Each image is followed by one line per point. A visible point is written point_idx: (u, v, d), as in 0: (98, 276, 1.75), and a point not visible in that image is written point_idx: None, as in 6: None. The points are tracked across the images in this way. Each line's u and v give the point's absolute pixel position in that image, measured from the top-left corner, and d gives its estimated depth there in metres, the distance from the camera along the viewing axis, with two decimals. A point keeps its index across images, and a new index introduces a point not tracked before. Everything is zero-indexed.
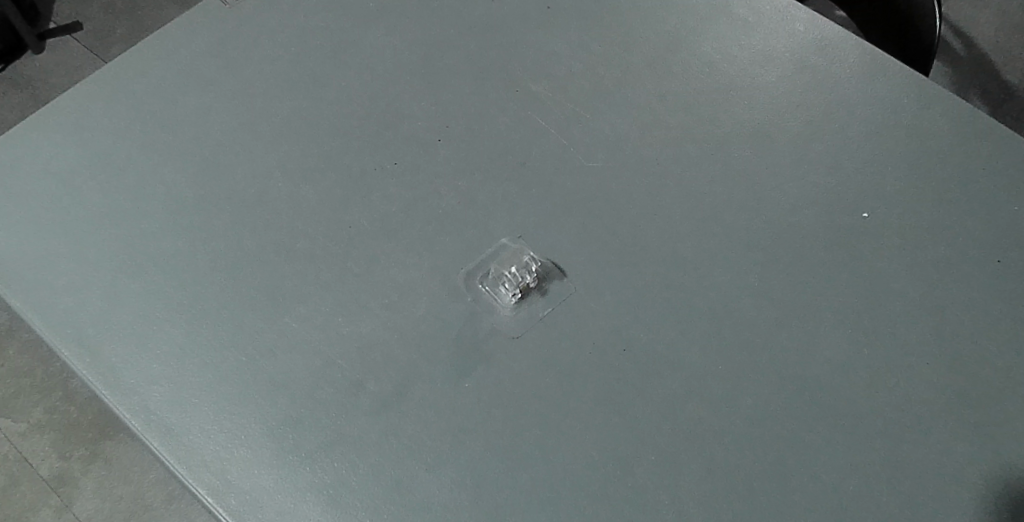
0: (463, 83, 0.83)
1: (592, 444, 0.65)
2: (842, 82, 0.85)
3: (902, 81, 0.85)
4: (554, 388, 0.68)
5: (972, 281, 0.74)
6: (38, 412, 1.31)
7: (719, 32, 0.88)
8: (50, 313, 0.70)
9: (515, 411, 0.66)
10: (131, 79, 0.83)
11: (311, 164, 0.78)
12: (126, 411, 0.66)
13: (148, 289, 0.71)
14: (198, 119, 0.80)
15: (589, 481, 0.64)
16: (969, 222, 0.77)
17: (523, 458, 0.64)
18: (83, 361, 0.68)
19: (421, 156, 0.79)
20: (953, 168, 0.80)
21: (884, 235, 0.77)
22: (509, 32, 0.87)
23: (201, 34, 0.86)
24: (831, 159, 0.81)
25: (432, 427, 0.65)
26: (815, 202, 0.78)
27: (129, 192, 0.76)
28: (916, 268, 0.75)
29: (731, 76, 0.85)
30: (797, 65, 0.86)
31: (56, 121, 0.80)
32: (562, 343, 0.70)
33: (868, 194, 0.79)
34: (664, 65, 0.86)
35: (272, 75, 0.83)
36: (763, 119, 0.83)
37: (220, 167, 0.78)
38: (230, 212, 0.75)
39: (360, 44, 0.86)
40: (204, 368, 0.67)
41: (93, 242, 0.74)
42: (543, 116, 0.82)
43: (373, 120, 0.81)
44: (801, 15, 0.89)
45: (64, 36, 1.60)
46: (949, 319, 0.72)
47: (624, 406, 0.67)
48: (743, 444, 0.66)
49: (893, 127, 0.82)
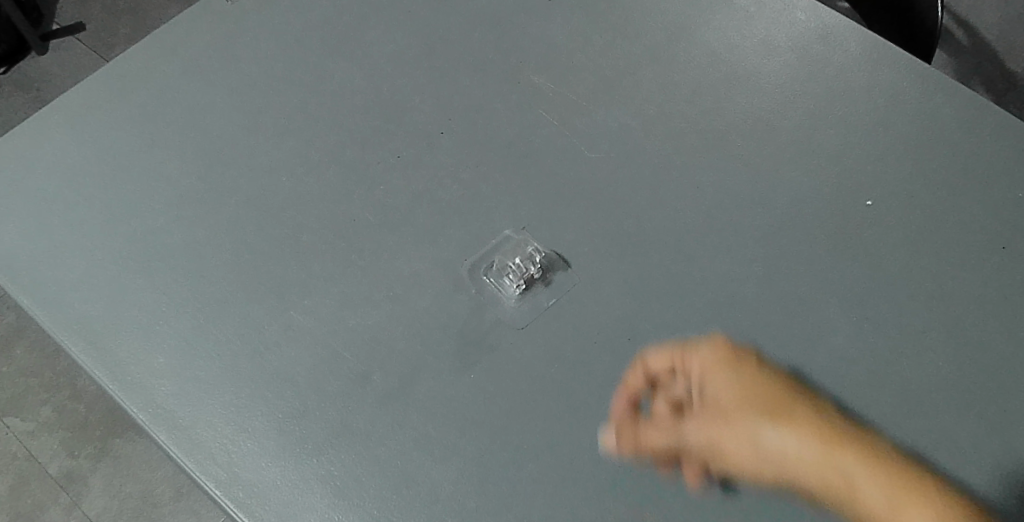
0: (465, 75, 0.83)
1: (599, 433, 0.66)
2: (844, 71, 0.84)
3: (905, 69, 0.84)
4: (558, 379, 0.68)
5: (978, 268, 0.74)
6: (47, 411, 1.32)
7: (720, 23, 0.88)
8: (57, 309, 0.71)
9: (520, 403, 0.66)
10: (136, 76, 0.83)
11: (315, 158, 0.78)
12: (133, 405, 0.66)
13: (153, 285, 0.71)
14: (203, 115, 0.81)
15: (596, 471, 0.64)
16: (974, 209, 0.77)
17: (530, 447, 0.65)
18: (89, 355, 0.68)
19: (423, 149, 0.79)
20: (957, 155, 0.80)
21: (890, 224, 0.76)
22: (511, 25, 0.87)
23: (204, 30, 0.86)
24: (834, 147, 0.81)
25: (439, 418, 0.65)
26: (819, 191, 0.78)
27: (132, 189, 0.77)
28: (921, 255, 0.75)
29: (733, 65, 0.85)
30: (799, 54, 0.86)
31: (62, 119, 0.81)
32: (566, 334, 0.70)
33: (871, 182, 0.79)
34: (666, 55, 0.86)
35: (275, 70, 0.83)
36: (765, 108, 0.83)
37: (223, 163, 0.78)
38: (234, 207, 0.75)
39: (362, 38, 0.86)
40: (210, 362, 0.68)
41: (98, 238, 0.74)
42: (546, 107, 0.82)
43: (376, 113, 0.81)
44: (802, 4, 0.89)
45: (69, 38, 1.60)
46: (955, 306, 0.72)
47: (629, 396, 0.67)
48: None
49: (896, 115, 0.82)
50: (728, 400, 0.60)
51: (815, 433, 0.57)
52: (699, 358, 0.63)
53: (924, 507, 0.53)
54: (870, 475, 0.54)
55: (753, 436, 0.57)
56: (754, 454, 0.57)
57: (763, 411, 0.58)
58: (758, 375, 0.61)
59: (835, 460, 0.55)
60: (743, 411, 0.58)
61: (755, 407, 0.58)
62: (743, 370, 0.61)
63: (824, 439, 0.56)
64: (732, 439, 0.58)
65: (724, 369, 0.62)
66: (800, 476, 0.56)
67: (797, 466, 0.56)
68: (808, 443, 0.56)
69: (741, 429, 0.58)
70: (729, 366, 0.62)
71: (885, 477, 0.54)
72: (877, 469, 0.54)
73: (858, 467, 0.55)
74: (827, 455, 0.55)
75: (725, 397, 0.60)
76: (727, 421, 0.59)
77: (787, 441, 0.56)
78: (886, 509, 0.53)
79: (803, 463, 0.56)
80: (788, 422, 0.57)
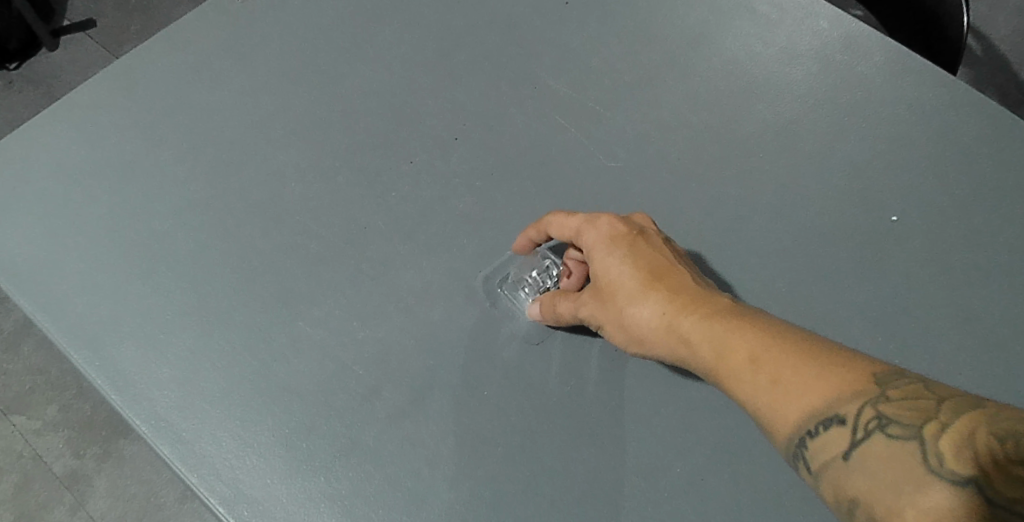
0: (479, 80, 0.82)
1: (615, 453, 0.65)
2: (870, 81, 0.82)
3: (932, 79, 0.82)
4: (572, 396, 0.66)
5: (1003, 287, 0.73)
6: (52, 410, 1.25)
7: (742, 29, 0.85)
8: (61, 316, 0.69)
9: (533, 421, 0.65)
10: (143, 76, 0.81)
11: (326, 164, 0.76)
12: (136, 417, 0.65)
13: (159, 292, 0.70)
14: (212, 117, 0.79)
15: (610, 492, 0.63)
16: (1000, 226, 0.75)
17: (545, 466, 0.64)
18: (92, 365, 0.67)
19: (437, 156, 0.77)
20: (984, 170, 0.78)
21: (913, 242, 0.75)
22: (526, 28, 0.85)
23: (213, 30, 0.84)
24: (857, 160, 0.78)
25: (451, 436, 0.64)
26: (842, 206, 0.76)
27: (141, 193, 0.75)
28: (946, 273, 0.73)
29: (754, 73, 0.83)
30: (823, 63, 0.83)
31: (68, 119, 0.79)
32: (581, 349, 0.68)
33: (896, 197, 0.77)
34: (685, 62, 0.83)
35: (285, 73, 0.82)
36: (787, 118, 0.80)
37: (233, 167, 0.76)
38: (243, 212, 0.74)
39: (374, 40, 0.84)
40: (214, 373, 0.66)
41: (105, 243, 0.73)
42: (562, 114, 0.80)
43: (390, 118, 0.79)
44: (827, 11, 0.86)
45: (78, 34, 1.57)
46: (978, 327, 0.71)
47: (645, 414, 0.66)
48: (769, 453, 0.65)
49: (922, 127, 0.80)
50: (598, 265, 0.62)
51: (660, 295, 0.58)
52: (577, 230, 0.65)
53: (737, 345, 0.53)
54: (698, 325, 0.55)
55: (611, 309, 0.61)
56: (614, 315, 0.60)
57: (618, 280, 0.60)
58: (629, 233, 0.63)
59: (672, 322, 0.57)
60: (604, 283, 0.61)
61: (613, 275, 0.61)
62: (620, 243, 0.62)
63: (662, 303, 0.58)
64: (600, 309, 0.62)
65: (599, 231, 0.63)
66: (653, 341, 0.58)
67: (647, 328, 0.58)
68: (650, 302, 0.58)
69: (605, 301, 0.61)
70: (603, 225, 0.64)
71: (712, 328, 0.55)
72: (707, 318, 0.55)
73: (694, 325, 0.56)
74: (662, 314, 0.57)
75: (595, 257, 0.63)
76: (596, 292, 0.62)
77: (637, 314, 0.59)
78: (712, 359, 0.54)
79: (650, 324, 0.58)
80: (637, 287, 0.59)
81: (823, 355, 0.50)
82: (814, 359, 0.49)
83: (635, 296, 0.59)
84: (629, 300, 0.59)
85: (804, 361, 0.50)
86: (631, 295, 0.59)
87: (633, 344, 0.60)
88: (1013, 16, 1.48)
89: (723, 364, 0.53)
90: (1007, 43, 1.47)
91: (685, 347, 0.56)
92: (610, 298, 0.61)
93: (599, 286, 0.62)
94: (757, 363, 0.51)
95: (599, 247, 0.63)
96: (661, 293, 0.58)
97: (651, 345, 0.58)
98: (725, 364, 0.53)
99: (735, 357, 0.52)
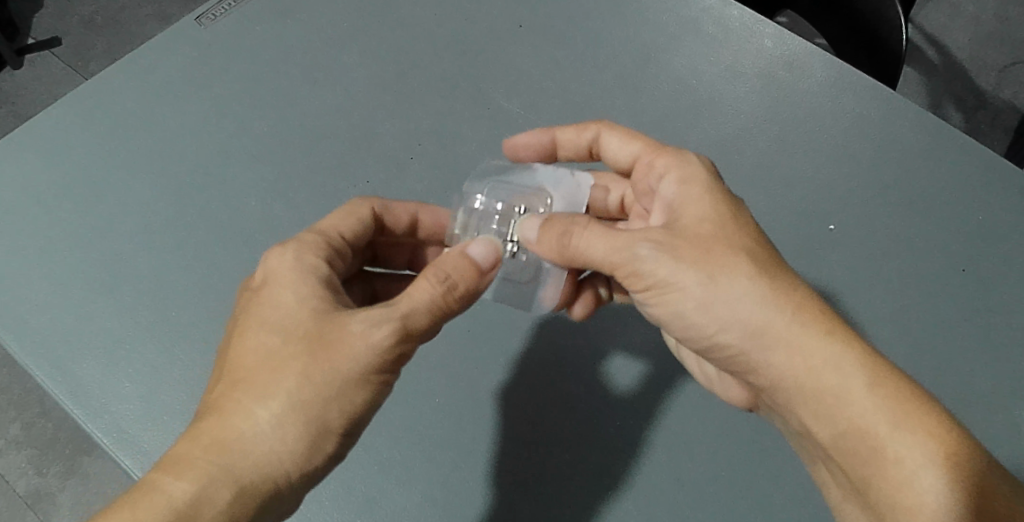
0: (436, 100, 0.85)
1: (559, 455, 0.70)
2: (810, 97, 0.86)
3: (869, 94, 0.86)
4: (515, 403, 0.71)
5: (939, 289, 0.77)
6: (15, 429, 1.24)
7: (688, 49, 0.89)
8: (23, 333, 0.71)
9: (479, 427, 0.70)
10: (106, 98, 0.83)
11: (286, 183, 0.79)
12: (97, 430, 0.67)
13: (120, 308, 0.72)
14: (174, 139, 0.81)
15: (555, 490, 0.68)
16: (936, 232, 0.79)
17: (489, 470, 0.69)
18: (53, 380, 0.69)
19: (394, 174, 0.80)
20: (920, 179, 0.82)
21: (851, 250, 0.79)
22: (482, 49, 0.88)
23: (176, 53, 0.86)
24: (796, 173, 0.82)
25: (405, 444, 0.69)
26: (780, 216, 0.80)
27: (103, 213, 0.77)
28: (881, 278, 0.77)
29: (699, 92, 0.87)
30: (765, 81, 0.87)
31: (31, 143, 0.81)
32: (526, 359, 0.73)
33: (833, 208, 0.81)
34: (634, 80, 0.87)
35: (246, 93, 0.84)
36: (730, 135, 0.84)
37: (194, 187, 0.78)
38: (205, 230, 0.76)
39: (333, 61, 0.86)
40: (176, 387, 0.68)
41: (67, 263, 0.74)
42: (516, 132, 0.83)
43: (349, 139, 0.82)
44: (768, 31, 0.90)
45: (42, 52, 1.57)
46: (914, 329, 0.75)
47: (587, 418, 0.71)
48: (711, 452, 0.69)
49: (859, 141, 0.84)
50: (697, 221, 0.58)
51: (816, 331, 0.54)
52: (698, 207, 0.59)
53: (921, 438, 0.51)
54: (864, 376, 0.53)
55: (708, 273, 0.55)
56: (710, 284, 0.55)
57: (734, 254, 0.56)
58: (729, 195, 0.60)
59: (815, 338, 0.54)
60: (707, 241, 0.56)
61: (726, 250, 0.56)
62: (733, 228, 0.58)
63: (798, 312, 0.55)
64: (686, 260, 0.56)
65: (696, 182, 0.61)
66: (786, 362, 0.54)
67: (760, 321, 0.55)
68: (807, 333, 0.54)
69: (710, 269, 0.56)
70: (697, 178, 0.61)
71: (881, 387, 0.53)
72: (882, 388, 0.53)
73: (860, 380, 0.53)
74: (798, 321, 0.55)
75: (693, 216, 0.59)
76: (679, 243, 0.57)
77: (748, 297, 0.55)
78: (875, 420, 0.52)
79: (766, 312, 0.55)
80: (769, 289, 0.55)
81: (1005, 498, 0.50)
82: (992, 500, 0.50)
83: (744, 265, 0.56)
84: (746, 277, 0.55)
85: (984, 497, 0.50)
86: (748, 273, 0.55)
87: (730, 334, 0.55)
88: (969, 26, 1.49)
89: (890, 441, 0.52)
90: (972, 47, 1.48)
91: (835, 376, 0.53)
92: (709, 262, 0.56)
93: (704, 249, 0.56)
94: (955, 467, 0.50)
95: (698, 203, 0.59)
96: (798, 306, 0.55)
97: (773, 357, 0.55)
98: (899, 443, 0.51)
99: (906, 437, 0.51)
